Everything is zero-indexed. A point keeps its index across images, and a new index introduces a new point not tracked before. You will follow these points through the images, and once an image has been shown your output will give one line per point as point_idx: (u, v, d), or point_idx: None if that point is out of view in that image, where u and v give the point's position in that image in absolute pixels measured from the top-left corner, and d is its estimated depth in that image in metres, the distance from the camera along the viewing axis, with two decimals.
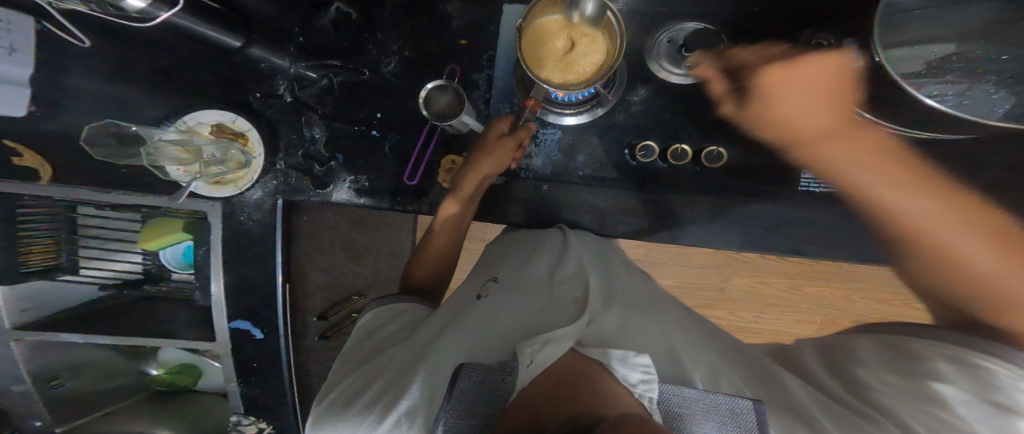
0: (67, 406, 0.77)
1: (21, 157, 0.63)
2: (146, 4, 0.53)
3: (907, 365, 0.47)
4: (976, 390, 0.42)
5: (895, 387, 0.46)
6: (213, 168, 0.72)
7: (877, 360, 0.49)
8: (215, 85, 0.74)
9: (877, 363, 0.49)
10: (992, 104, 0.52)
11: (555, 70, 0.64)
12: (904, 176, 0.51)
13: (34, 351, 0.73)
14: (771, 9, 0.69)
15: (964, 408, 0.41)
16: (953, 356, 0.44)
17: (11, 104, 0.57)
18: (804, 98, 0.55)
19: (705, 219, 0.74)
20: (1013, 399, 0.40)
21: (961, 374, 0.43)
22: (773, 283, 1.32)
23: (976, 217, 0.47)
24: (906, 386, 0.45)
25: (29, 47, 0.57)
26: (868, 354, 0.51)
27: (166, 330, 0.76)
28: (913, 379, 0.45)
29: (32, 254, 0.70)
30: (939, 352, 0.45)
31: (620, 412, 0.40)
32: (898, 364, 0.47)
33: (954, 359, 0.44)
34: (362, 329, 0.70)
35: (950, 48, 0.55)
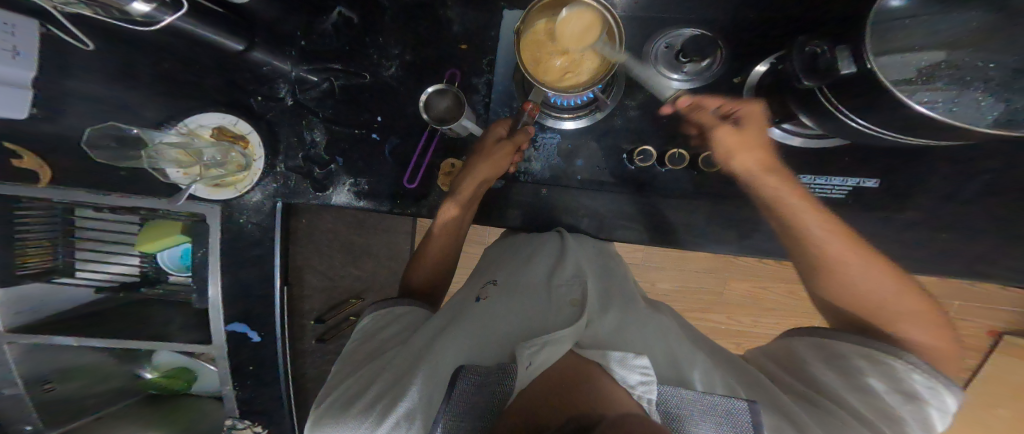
0: (58, 410, 0.76)
1: (19, 159, 0.63)
2: (150, 9, 0.54)
3: (840, 363, 0.56)
4: (889, 382, 0.53)
5: (837, 384, 0.55)
6: (213, 170, 0.73)
7: (818, 361, 0.58)
8: (217, 88, 0.74)
9: (817, 362, 0.58)
10: (983, 111, 0.52)
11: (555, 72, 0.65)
12: (829, 224, 0.62)
13: (27, 355, 0.72)
14: (766, 16, 0.70)
15: (888, 397, 0.52)
16: (870, 355, 0.55)
17: (13, 106, 0.58)
18: (748, 153, 0.65)
19: (704, 223, 0.74)
20: (914, 388, 0.52)
21: (877, 369, 0.54)
22: (772, 288, 1.32)
23: (873, 260, 0.60)
24: (847, 383, 0.54)
25: (34, 51, 0.58)
26: (806, 355, 0.59)
27: (161, 333, 0.75)
28: (852, 376, 0.54)
29: (29, 255, 0.70)
30: (861, 352, 0.55)
31: (620, 412, 0.40)
32: (833, 362, 0.57)
33: (870, 357, 0.55)
34: (361, 332, 0.69)
35: (938, 55, 0.56)
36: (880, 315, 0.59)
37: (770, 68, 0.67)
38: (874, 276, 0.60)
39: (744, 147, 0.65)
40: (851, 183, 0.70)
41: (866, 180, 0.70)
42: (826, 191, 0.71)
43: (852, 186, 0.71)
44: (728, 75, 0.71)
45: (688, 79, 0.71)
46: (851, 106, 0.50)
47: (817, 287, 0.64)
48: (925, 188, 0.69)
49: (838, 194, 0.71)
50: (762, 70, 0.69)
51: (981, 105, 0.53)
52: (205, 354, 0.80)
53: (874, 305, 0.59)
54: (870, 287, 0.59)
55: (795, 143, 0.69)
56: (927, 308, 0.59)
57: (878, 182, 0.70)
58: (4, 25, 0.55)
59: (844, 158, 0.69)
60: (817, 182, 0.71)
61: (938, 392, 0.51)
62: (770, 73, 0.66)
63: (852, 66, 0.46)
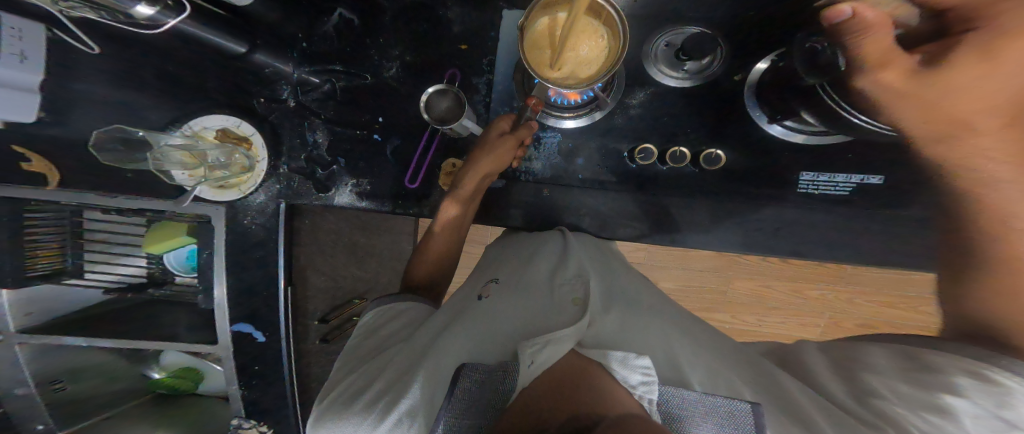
0: (69, 409, 0.78)
1: (30, 163, 0.64)
2: (153, 11, 0.55)
3: (921, 375, 0.45)
4: (990, 406, 0.40)
5: (905, 398, 0.44)
6: (218, 171, 0.74)
7: (891, 368, 0.48)
8: (220, 91, 0.75)
9: (891, 371, 0.47)
10: None
11: (567, 70, 0.65)
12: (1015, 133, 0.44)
13: (38, 355, 0.73)
14: (766, 13, 0.69)
15: (970, 421, 0.40)
16: (974, 370, 0.42)
17: (21, 110, 0.59)
18: (960, 92, 0.43)
19: (706, 222, 0.74)
20: (1022, 416, 0.39)
21: (976, 388, 0.41)
22: (776, 286, 1.31)
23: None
24: (919, 397, 0.44)
25: (41, 55, 0.59)
26: (883, 363, 0.49)
27: (168, 333, 0.76)
28: (927, 390, 0.43)
29: (39, 257, 0.71)
30: (961, 366, 0.43)
31: (621, 413, 0.40)
32: (913, 373, 0.46)
33: (972, 371, 0.42)
34: (363, 328, 0.70)
35: None
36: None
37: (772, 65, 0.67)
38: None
39: (964, 84, 0.43)
40: (854, 180, 0.70)
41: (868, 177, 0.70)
42: (828, 189, 0.71)
43: (855, 183, 0.70)
44: (729, 73, 0.71)
45: (688, 78, 0.72)
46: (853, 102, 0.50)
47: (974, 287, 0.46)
48: None
49: (842, 191, 0.71)
50: (763, 68, 0.69)
51: None
52: (211, 354, 0.80)
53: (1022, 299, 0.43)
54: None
55: (797, 140, 0.70)
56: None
57: (883, 179, 0.69)
58: (11, 30, 0.56)
59: (846, 155, 0.69)
60: (819, 180, 0.71)
61: None
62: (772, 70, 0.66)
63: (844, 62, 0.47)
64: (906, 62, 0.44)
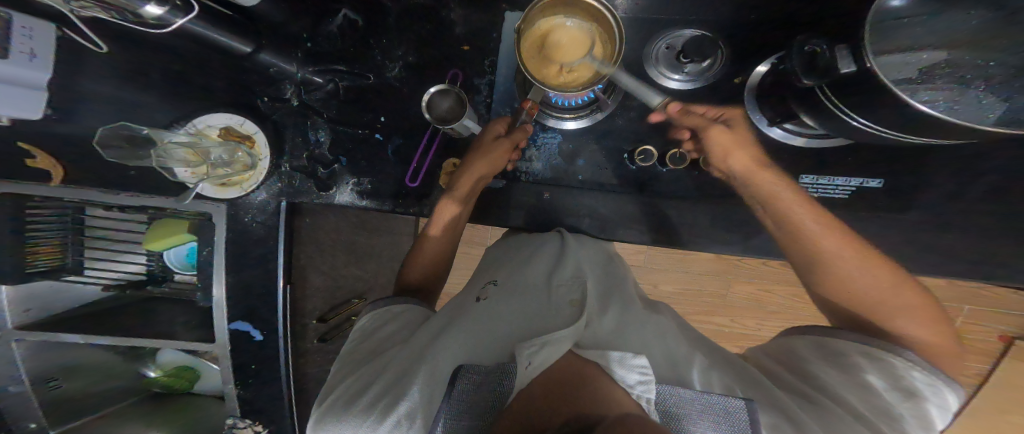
0: (63, 407, 0.77)
1: (34, 158, 0.65)
2: (162, 11, 0.56)
3: (839, 361, 0.55)
4: (888, 379, 0.52)
5: (837, 379, 0.53)
6: (220, 169, 0.74)
7: (816, 357, 0.57)
8: (225, 90, 0.76)
9: (816, 358, 0.57)
10: (984, 109, 0.52)
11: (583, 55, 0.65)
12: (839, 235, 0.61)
13: (35, 352, 0.73)
14: (766, 17, 0.70)
15: (887, 394, 0.51)
16: (872, 353, 0.54)
17: (29, 107, 0.59)
18: (743, 161, 0.64)
19: (707, 225, 0.74)
20: (914, 385, 0.51)
21: (876, 365, 0.53)
22: (776, 291, 1.30)
23: (864, 258, 0.60)
24: (845, 378, 0.53)
25: (51, 53, 0.59)
26: (806, 350, 0.58)
27: (166, 330, 0.76)
28: (849, 372, 0.53)
29: (39, 252, 0.72)
30: (858, 349, 0.55)
31: (621, 413, 0.39)
32: (833, 359, 0.56)
33: (870, 354, 0.54)
34: (361, 331, 0.69)
35: (942, 55, 0.56)
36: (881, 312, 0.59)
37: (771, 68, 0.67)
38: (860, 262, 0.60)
39: (740, 165, 0.65)
40: (853, 183, 0.70)
41: (867, 180, 0.70)
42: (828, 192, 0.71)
43: (854, 186, 0.70)
44: (728, 76, 0.72)
45: (688, 80, 0.72)
46: (851, 104, 0.51)
47: (817, 284, 0.64)
48: (929, 187, 0.68)
49: (841, 194, 0.71)
50: (763, 70, 0.69)
51: (984, 104, 0.53)
52: (208, 353, 0.80)
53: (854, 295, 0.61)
54: (871, 286, 0.59)
55: (797, 143, 0.70)
56: (927, 301, 0.59)
57: (881, 183, 0.69)
58: (22, 29, 0.56)
59: (845, 158, 0.69)
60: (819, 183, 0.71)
61: (937, 390, 0.51)
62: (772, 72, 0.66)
63: (852, 65, 0.46)
64: (719, 128, 0.65)
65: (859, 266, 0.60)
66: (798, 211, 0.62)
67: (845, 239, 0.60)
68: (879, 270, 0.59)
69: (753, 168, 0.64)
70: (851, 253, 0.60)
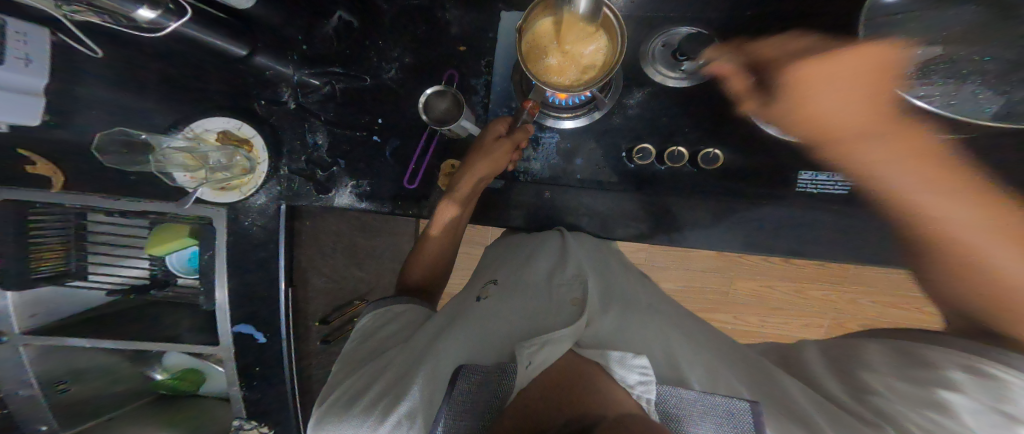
0: (74, 409, 0.78)
1: (35, 165, 0.65)
2: (156, 15, 0.56)
3: (918, 370, 0.48)
4: (987, 400, 0.44)
5: (900, 392, 0.47)
6: (218, 173, 0.74)
7: (886, 364, 0.51)
8: (221, 94, 0.75)
9: (883, 366, 0.50)
10: (977, 105, 0.54)
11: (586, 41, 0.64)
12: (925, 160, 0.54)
13: (43, 356, 0.74)
14: (765, 12, 0.69)
15: (972, 416, 0.43)
16: (969, 365, 0.46)
17: (25, 113, 0.59)
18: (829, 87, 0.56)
19: (707, 222, 0.74)
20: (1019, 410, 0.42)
21: (976, 384, 0.45)
22: (778, 286, 1.31)
23: (989, 206, 0.51)
24: (914, 393, 0.47)
25: (46, 58, 0.60)
26: (876, 356, 0.52)
27: (170, 333, 0.77)
28: (923, 386, 0.46)
29: (42, 260, 0.71)
30: (955, 361, 0.47)
31: (621, 412, 0.40)
32: (908, 368, 0.49)
33: (970, 367, 0.46)
34: (361, 331, 0.70)
35: (936, 50, 0.55)
36: (987, 260, 0.49)
37: None
38: (980, 236, 0.50)
39: (828, 94, 0.57)
40: None
41: None
42: (827, 188, 0.71)
43: None
44: None
45: (686, 78, 0.71)
46: None
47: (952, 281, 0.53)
48: None
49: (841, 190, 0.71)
50: None
51: (977, 98, 0.54)
52: (213, 355, 0.81)
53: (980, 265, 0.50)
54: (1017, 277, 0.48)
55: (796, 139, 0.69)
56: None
57: None
58: (16, 33, 0.57)
59: None
60: (818, 179, 0.71)
61: None
62: None
63: None
64: (753, 101, 0.65)
65: (957, 204, 0.51)
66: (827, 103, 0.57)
67: (933, 171, 0.53)
68: (977, 208, 0.51)
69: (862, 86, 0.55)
70: (925, 176, 0.53)
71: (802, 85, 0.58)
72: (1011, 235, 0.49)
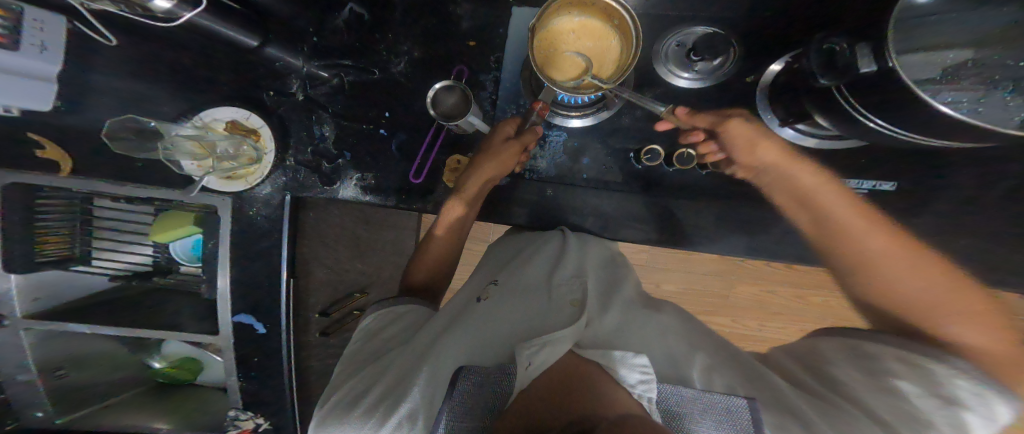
0: (72, 396, 0.79)
1: (43, 149, 0.67)
2: (171, 5, 0.56)
3: (868, 364, 0.51)
4: (925, 386, 0.46)
5: (859, 382, 0.50)
6: (225, 163, 0.74)
7: (843, 359, 0.53)
8: (231, 83, 0.76)
9: (841, 360, 0.53)
10: (1008, 112, 0.51)
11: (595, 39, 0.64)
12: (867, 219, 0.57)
13: (42, 341, 0.74)
14: (777, 15, 0.69)
15: (919, 401, 0.46)
16: (904, 356, 0.49)
17: (38, 98, 0.62)
18: (768, 150, 0.62)
19: (714, 225, 0.73)
20: (957, 393, 0.45)
21: (913, 372, 0.47)
22: (780, 292, 1.29)
23: (908, 247, 0.55)
24: (867, 383, 0.49)
25: (61, 45, 0.62)
26: (831, 352, 0.55)
27: (171, 321, 0.76)
28: (876, 376, 0.49)
29: (48, 242, 0.73)
30: (894, 353, 0.49)
31: (622, 413, 0.39)
32: (861, 362, 0.51)
33: (905, 359, 0.49)
34: (363, 332, 0.69)
35: (966, 54, 0.54)
36: (935, 326, 0.50)
37: (785, 67, 0.66)
38: (925, 284, 0.52)
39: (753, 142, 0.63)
40: (864, 186, 0.69)
41: (879, 183, 0.69)
42: None
43: (865, 189, 0.69)
44: (738, 75, 0.71)
45: (699, 79, 0.71)
46: (866, 106, 0.50)
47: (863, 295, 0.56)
48: (942, 191, 0.67)
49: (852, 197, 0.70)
50: (777, 69, 0.68)
51: (1010, 107, 0.51)
52: (212, 345, 0.80)
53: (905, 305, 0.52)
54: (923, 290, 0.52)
55: (808, 143, 0.68)
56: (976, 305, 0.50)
57: (894, 186, 0.68)
58: (34, 22, 0.59)
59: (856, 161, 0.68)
60: None
61: (987, 399, 0.44)
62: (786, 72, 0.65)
63: (872, 65, 0.45)
64: (739, 124, 0.63)
65: (920, 283, 0.52)
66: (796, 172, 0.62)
67: (895, 243, 0.55)
68: (952, 294, 0.50)
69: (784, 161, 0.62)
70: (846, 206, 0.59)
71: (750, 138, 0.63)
72: (975, 319, 0.49)
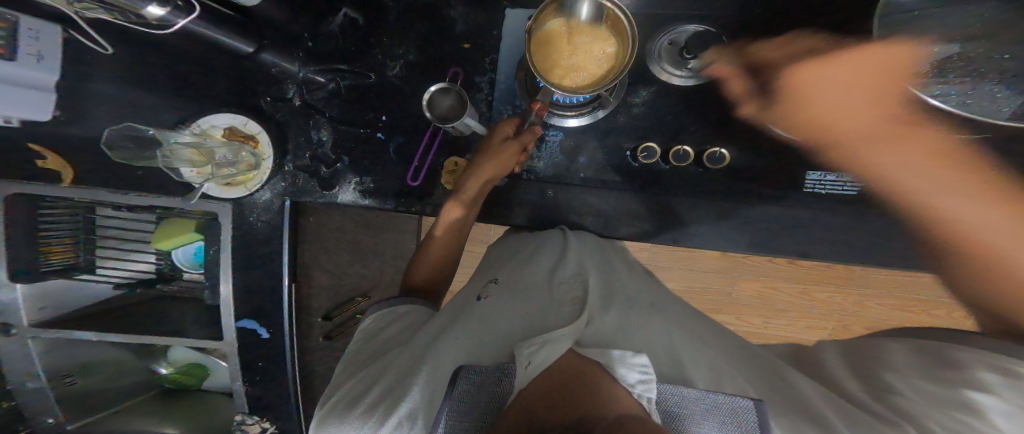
0: (81, 402, 0.80)
1: (45, 159, 0.66)
2: (164, 12, 0.56)
3: (943, 371, 0.47)
4: (1016, 401, 0.43)
5: (926, 393, 0.47)
6: (224, 169, 0.74)
7: (909, 365, 0.50)
8: (228, 90, 0.76)
9: (909, 369, 0.50)
10: (996, 105, 0.52)
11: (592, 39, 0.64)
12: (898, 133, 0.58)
13: (49, 349, 0.75)
14: (771, 10, 0.69)
15: (1002, 418, 0.42)
16: (999, 365, 0.45)
17: (38, 109, 0.61)
18: (844, 115, 0.60)
19: (712, 222, 0.73)
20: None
21: (999, 386, 0.44)
22: (782, 288, 1.29)
23: (993, 196, 0.53)
24: (941, 394, 0.46)
25: (57, 55, 0.61)
26: (898, 355, 0.52)
27: (175, 328, 0.77)
28: (950, 387, 0.46)
29: (52, 253, 0.73)
30: (985, 361, 0.46)
31: (621, 413, 0.40)
32: (933, 369, 0.48)
33: (998, 368, 0.45)
34: (363, 332, 0.70)
35: (952, 47, 0.53)
36: (1001, 260, 0.51)
37: None
38: (982, 213, 0.52)
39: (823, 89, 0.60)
40: None
41: None
42: (835, 189, 0.70)
43: None
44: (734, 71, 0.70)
45: (692, 76, 0.71)
46: None
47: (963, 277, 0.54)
48: None
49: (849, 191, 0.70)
50: None
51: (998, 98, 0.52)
52: (217, 350, 0.81)
53: (960, 233, 0.54)
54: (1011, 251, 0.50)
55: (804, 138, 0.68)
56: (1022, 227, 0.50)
57: None
58: (28, 31, 0.57)
59: None
60: (826, 180, 0.70)
61: None
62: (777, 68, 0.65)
63: None
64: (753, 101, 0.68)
65: (974, 205, 0.53)
66: (889, 159, 0.59)
67: (979, 184, 0.54)
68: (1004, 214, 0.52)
69: (860, 85, 0.59)
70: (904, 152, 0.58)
71: (795, 90, 0.62)
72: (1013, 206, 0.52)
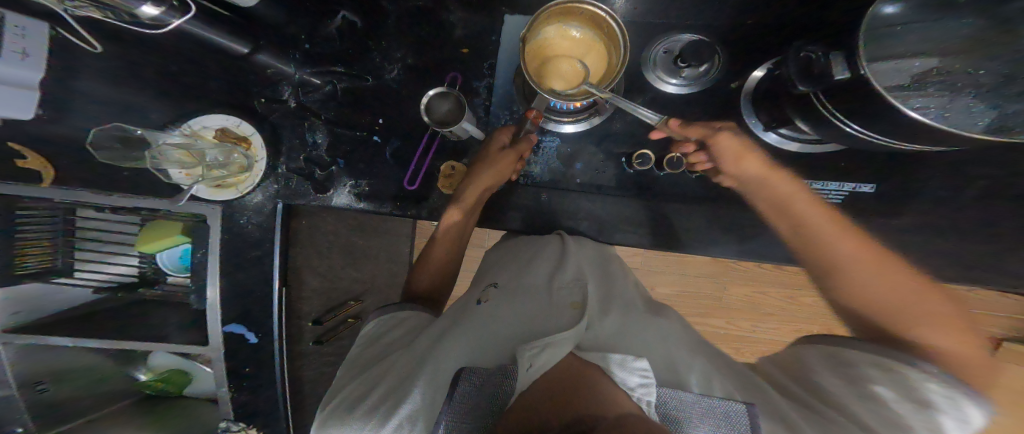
0: (52, 413, 0.76)
1: (24, 160, 0.63)
2: (159, 12, 0.56)
3: (846, 370, 0.54)
4: (903, 390, 0.49)
5: (837, 390, 0.53)
6: (216, 171, 0.73)
7: (823, 366, 0.56)
8: (222, 90, 0.75)
9: (822, 368, 0.56)
10: (973, 117, 0.52)
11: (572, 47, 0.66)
12: None
13: (22, 355, 0.71)
14: (761, 20, 0.71)
15: (897, 405, 0.49)
16: (880, 363, 0.52)
17: (20, 107, 0.58)
18: None
19: (704, 228, 0.75)
20: (930, 397, 0.48)
21: (889, 379, 0.51)
22: (771, 293, 1.32)
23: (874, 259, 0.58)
24: (846, 391, 0.52)
25: (44, 53, 0.58)
26: (813, 360, 0.58)
27: (159, 333, 0.75)
28: (856, 384, 0.52)
29: (29, 255, 0.70)
30: (869, 361, 0.53)
31: (619, 414, 0.40)
32: (839, 368, 0.55)
33: (881, 366, 0.52)
34: (367, 335, 0.69)
35: (931, 62, 0.57)
36: (901, 320, 0.54)
37: (767, 73, 0.68)
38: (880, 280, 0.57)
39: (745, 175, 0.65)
40: (846, 188, 0.71)
41: (860, 185, 0.71)
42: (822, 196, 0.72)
43: (847, 191, 0.71)
44: (725, 80, 0.73)
45: (685, 84, 0.73)
46: (845, 110, 0.51)
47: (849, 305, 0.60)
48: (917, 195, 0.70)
49: (836, 198, 0.72)
50: (760, 76, 0.70)
51: (975, 113, 0.53)
52: (203, 356, 0.79)
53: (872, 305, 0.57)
54: (887, 296, 0.56)
55: (792, 148, 0.70)
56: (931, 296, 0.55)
57: (875, 188, 0.70)
58: (15, 28, 0.56)
59: (838, 164, 0.70)
60: (813, 186, 0.72)
61: (956, 403, 0.48)
62: (769, 77, 0.67)
63: (846, 71, 0.47)
64: None
65: (874, 274, 0.57)
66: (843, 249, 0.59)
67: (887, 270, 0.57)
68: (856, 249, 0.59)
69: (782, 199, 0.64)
70: None
71: None
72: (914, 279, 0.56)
